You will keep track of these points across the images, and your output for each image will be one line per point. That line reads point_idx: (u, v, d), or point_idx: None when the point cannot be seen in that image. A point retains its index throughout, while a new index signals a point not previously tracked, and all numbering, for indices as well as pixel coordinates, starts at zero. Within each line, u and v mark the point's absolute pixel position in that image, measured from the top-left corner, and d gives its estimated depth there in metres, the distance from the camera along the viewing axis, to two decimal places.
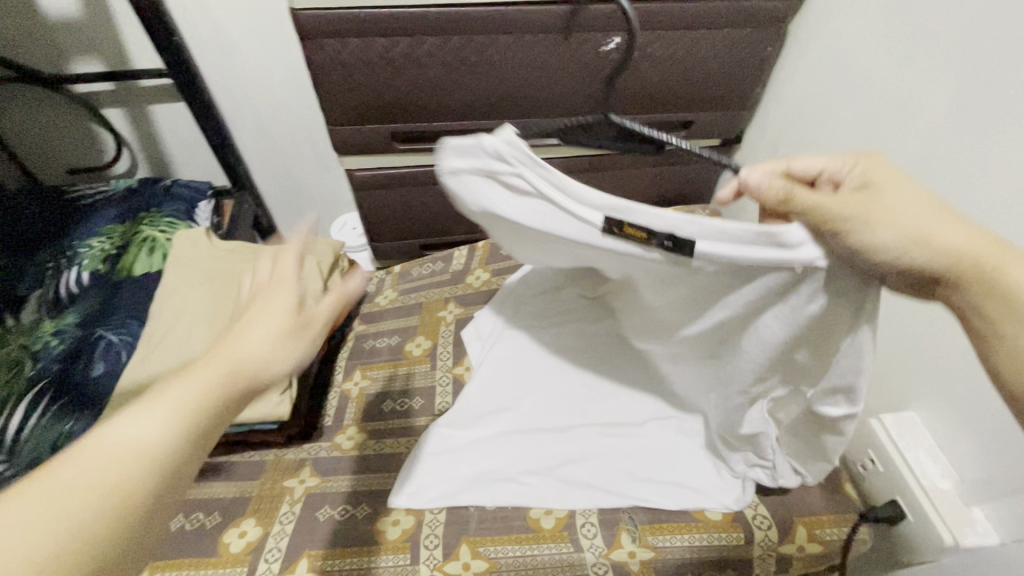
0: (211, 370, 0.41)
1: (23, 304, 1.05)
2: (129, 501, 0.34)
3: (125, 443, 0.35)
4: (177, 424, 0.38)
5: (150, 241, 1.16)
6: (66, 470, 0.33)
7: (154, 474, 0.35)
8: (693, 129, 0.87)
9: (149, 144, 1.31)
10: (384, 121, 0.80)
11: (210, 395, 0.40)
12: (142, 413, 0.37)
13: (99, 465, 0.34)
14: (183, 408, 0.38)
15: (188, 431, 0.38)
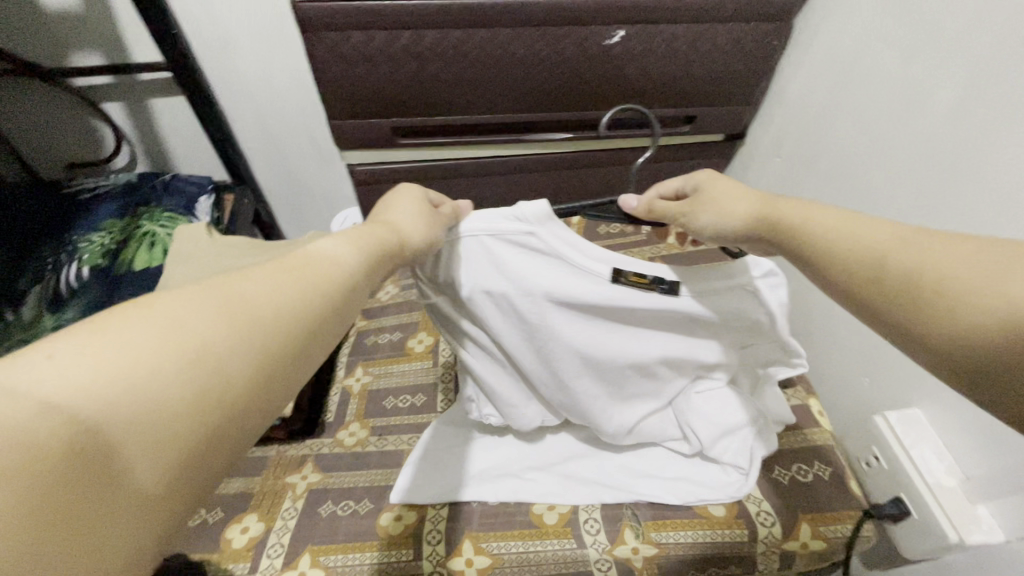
0: (385, 230, 0.42)
1: (23, 299, 1.05)
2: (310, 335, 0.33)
3: (281, 283, 0.33)
4: (328, 288, 0.35)
5: (150, 236, 1.16)
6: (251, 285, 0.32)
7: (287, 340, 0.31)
8: (696, 124, 0.86)
9: (149, 139, 1.30)
10: (386, 116, 0.79)
11: (346, 264, 0.37)
12: (286, 269, 0.34)
13: (269, 293, 0.32)
14: (329, 273, 0.35)
15: (329, 287, 0.35)
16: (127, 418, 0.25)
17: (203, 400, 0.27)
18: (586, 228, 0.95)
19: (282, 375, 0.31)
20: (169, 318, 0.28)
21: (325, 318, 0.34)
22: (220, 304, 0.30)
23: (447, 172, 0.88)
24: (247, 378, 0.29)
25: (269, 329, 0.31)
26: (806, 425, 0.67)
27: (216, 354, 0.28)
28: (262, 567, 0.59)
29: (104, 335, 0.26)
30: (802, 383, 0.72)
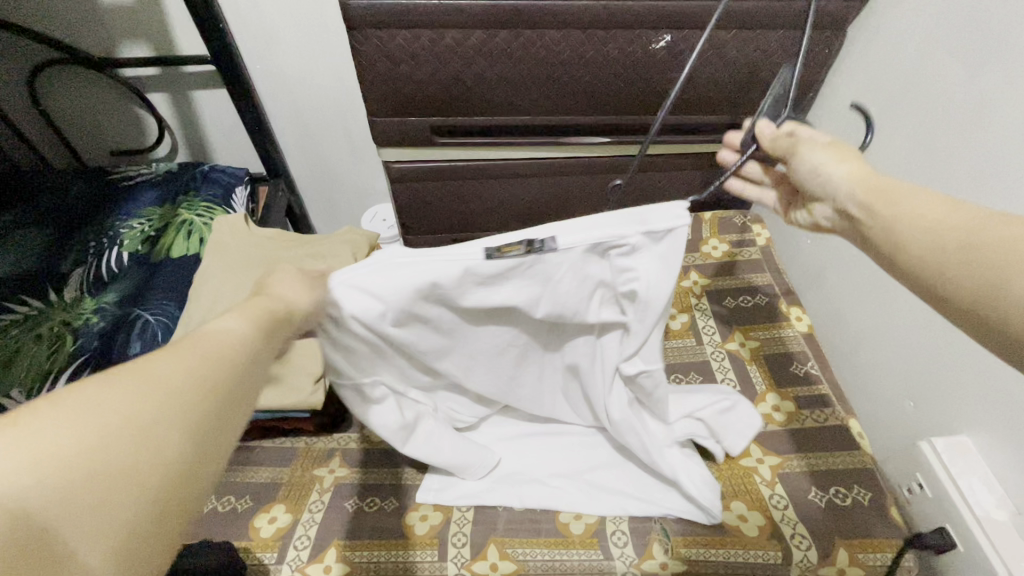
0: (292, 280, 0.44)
1: (65, 282, 1.08)
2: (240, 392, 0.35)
3: (196, 344, 0.34)
4: (248, 339, 0.37)
5: (187, 224, 1.18)
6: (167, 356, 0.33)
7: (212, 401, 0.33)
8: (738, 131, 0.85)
9: (190, 130, 1.33)
10: (426, 115, 0.79)
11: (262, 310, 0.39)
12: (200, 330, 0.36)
13: (187, 355, 0.33)
14: (251, 318, 0.38)
15: (248, 341, 0.37)
16: (57, 506, 0.26)
17: (131, 474, 0.28)
18: None
19: (217, 433, 0.33)
20: (80, 400, 0.29)
21: (248, 366, 0.36)
22: (144, 384, 0.31)
23: (483, 173, 0.88)
24: (177, 445, 0.30)
25: (192, 386, 0.32)
26: (844, 447, 0.65)
27: (136, 426, 0.29)
28: (288, 559, 0.60)
29: (24, 428, 0.27)
30: (841, 402, 0.69)
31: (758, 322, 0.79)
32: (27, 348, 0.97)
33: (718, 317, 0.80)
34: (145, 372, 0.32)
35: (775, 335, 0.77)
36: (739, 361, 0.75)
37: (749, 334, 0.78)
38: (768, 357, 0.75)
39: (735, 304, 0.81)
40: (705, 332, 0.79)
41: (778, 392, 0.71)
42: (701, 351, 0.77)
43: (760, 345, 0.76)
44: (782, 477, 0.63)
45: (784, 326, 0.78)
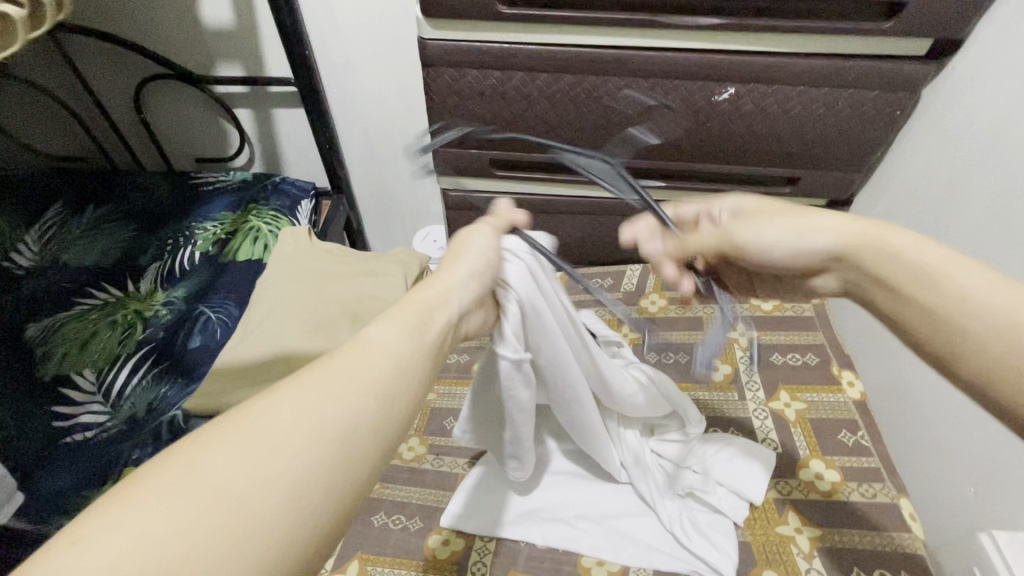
0: (414, 305, 0.44)
1: (142, 275, 1.18)
2: (341, 463, 0.33)
3: (294, 406, 0.33)
4: (352, 398, 0.35)
5: (254, 231, 1.26)
6: (272, 408, 0.33)
7: (300, 472, 0.31)
8: (798, 185, 0.83)
9: (267, 144, 1.44)
10: (487, 149, 0.83)
11: (365, 360, 0.38)
12: (299, 388, 0.35)
13: (286, 419, 0.33)
14: (358, 369, 0.37)
15: (351, 401, 0.35)
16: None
17: (229, 551, 0.27)
18: (666, 277, 0.94)
19: (320, 507, 0.31)
20: (186, 474, 0.29)
21: (351, 429, 0.34)
22: (246, 449, 0.31)
23: (535, 207, 0.91)
24: (278, 518, 0.29)
25: (291, 455, 0.31)
26: (891, 527, 0.61)
27: (239, 497, 0.29)
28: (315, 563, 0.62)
29: (136, 499, 0.28)
30: (891, 478, 0.65)
31: (806, 382, 0.76)
32: (102, 332, 1.05)
33: (763, 373, 0.78)
34: (249, 429, 0.32)
35: (824, 397, 0.74)
36: (782, 420, 0.72)
37: (797, 394, 0.75)
38: (814, 420, 0.72)
39: (781, 360, 0.79)
40: (748, 387, 0.77)
41: (822, 458, 0.68)
42: (743, 405, 0.75)
43: (805, 407, 0.73)
44: (820, 551, 0.60)
45: (834, 390, 0.74)
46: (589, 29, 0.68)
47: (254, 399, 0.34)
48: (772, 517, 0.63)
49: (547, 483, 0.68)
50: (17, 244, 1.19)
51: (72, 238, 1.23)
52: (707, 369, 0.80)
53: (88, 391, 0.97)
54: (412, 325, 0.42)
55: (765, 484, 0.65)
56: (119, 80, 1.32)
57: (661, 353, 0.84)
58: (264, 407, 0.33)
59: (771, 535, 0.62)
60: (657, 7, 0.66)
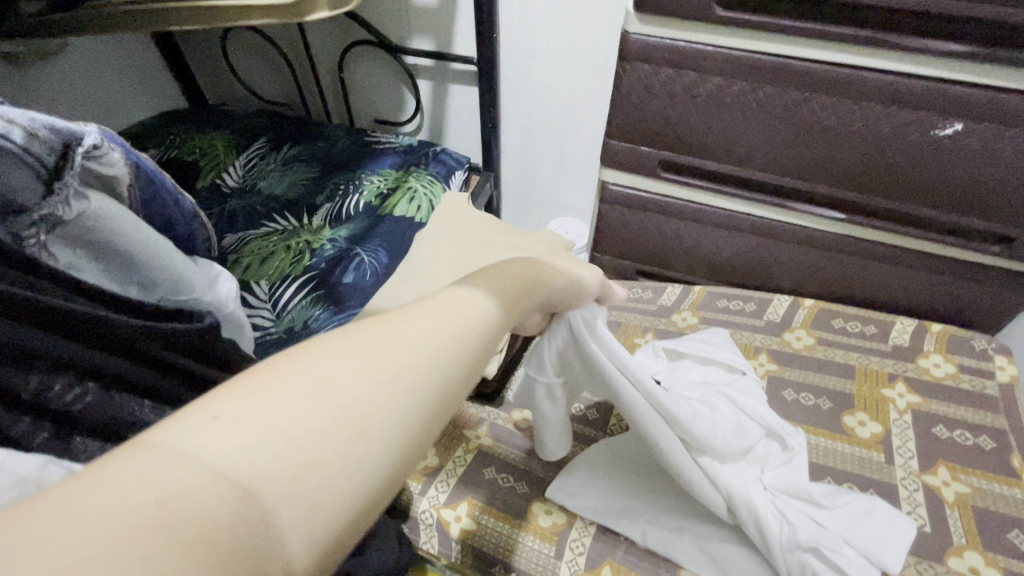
0: (508, 272, 0.42)
1: (316, 211, 1.35)
2: (446, 400, 0.30)
3: (407, 335, 0.30)
4: (457, 344, 0.32)
5: (412, 191, 1.38)
6: (391, 330, 0.30)
7: (418, 402, 0.28)
8: (1014, 247, 0.72)
9: (436, 115, 1.56)
10: (659, 148, 0.83)
11: (470, 312, 0.35)
12: (410, 319, 0.32)
13: (405, 346, 0.29)
14: (466, 312, 0.34)
15: (462, 350, 0.32)
16: (284, 483, 0.22)
17: (349, 462, 0.25)
18: (819, 315, 0.87)
19: (421, 442, 0.29)
20: (313, 376, 0.26)
21: (456, 372, 0.32)
22: (369, 363, 0.28)
23: (691, 215, 0.89)
24: (388, 446, 0.26)
25: (408, 382, 0.28)
26: None
27: (359, 415, 0.26)
28: (430, 493, 0.68)
29: (264, 391, 0.24)
30: None
31: (972, 465, 0.67)
32: (279, 253, 1.22)
33: (922, 442, 0.70)
34: (369, 347, 0.28)
35: (993, 487, 0.65)
36: (936, 498, 0.64)
37: (958, 474, 0.66)
38: (978, 508, 0.63)
39: (948, 435, 0.70)
40: (900, 452, 0.69)
41: (981, 552, 0.60)
42: (889, 470, 0.68)
43: (968, 492, 0.65)
44: None
45: (1009, 482, 0.65)
46: (807, 42, 0.65)
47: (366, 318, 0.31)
48: None
49: (657, 489, 0.67)
50: (228, 167, 1.43)
51: (268, 169, 1.44)
52: (851, 422, 0.74)
53: (261, 299, 1.13)
54: (507, 291, 0.39)
55: (902, 557, 0.58)
56: (329, 41, 1.51)
57: (798, 391, 0.79)
58: (382, 328, 0.30)
59: None
60: (893, 25, 0.61)
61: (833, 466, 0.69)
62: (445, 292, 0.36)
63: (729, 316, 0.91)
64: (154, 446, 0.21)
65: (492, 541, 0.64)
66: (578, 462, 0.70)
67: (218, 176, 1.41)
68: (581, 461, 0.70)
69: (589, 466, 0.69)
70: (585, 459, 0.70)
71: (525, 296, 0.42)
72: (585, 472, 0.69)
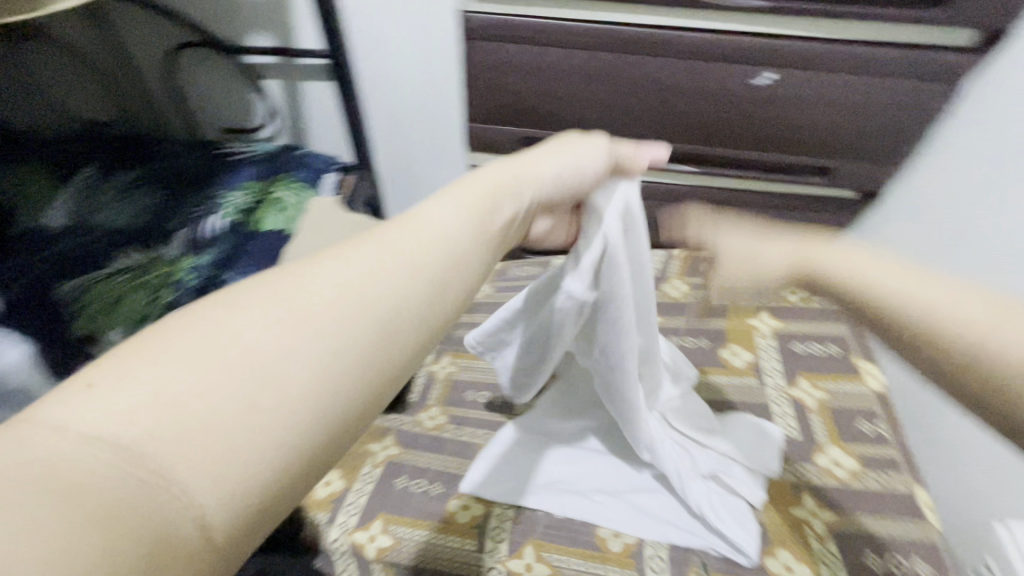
0: (485, 187, 0.45)
1: (170, 240, 1.20)
2: (380, 339, 0.32)
3: (325, 286, 0.32)
4: (374, 295, 0.33)
5: (280, 201, 1.28)
6: (315, 279, 0.32)
7: (337, 347, 0.30)
8: (832, 176, 0.83)
9: (293, 116, 1.45)
10: (518, 125, 0.83)
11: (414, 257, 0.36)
12: (323, 272, 0.33)
13: (309, 301, 0.31)
14: (406, 252, 0.36)
15: (395, 287, 0.34)
16: (179, 442, 0.24)
17: (263, 412, 0.26)
18: (690, 263, 0.94)
19: (353, 388, 0.30)
20: (226, 334, 0.28)
21: (386, 317, 0.32)
22: (282, 316, 0.29)
23: None
24: (305, 394, 0.28)
25: (316, 334, 0.29)
26: (907, 513, 0.62)
27: (271, 365, 0.28)
28: (338, 520, 0.64)
29: (170, 357, 0.26)
30: (908, 470, 0.66)
31: (825, 372, 0.76)
32: (130, 293, 1.07)
33: (785, 360, 0.78)
34: (289, 297, 0.30)
35: (843, 387, 0.74)
36: (802, 407, 0.73)
37: (815, 382, 0.75)
38: (834, 408, 0.72)
39: (804, 350, 0.79)
40: (769, 373, 0.77)
41: (840, 446, 0.68)
42: (762, 391, 0.75)
43: (825, 396, 0.74)
44: (836, 535, 0.60)
45: (854, 380, 0.75)
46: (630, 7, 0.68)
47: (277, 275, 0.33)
48: (787, 498, 0.64)
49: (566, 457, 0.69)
50: (50, 204, 1.22)
51: (104, 200, 1.24)
52: (727, 356, 0.81)
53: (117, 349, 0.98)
54: (474, 212, 0.42)
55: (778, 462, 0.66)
56: (150, 46, 1.33)
57: (681, 337, 0.85)
58: (307, 278, 0.32)
59: (785, 516, 0.62)
60: None
61: (718, 399, 0.75)
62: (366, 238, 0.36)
63: None
64: (39, 421, 0.24)
65: (411, 549, 0.61)
66: (491, 449, 0.69)
67: (37, 217, 1.19)
68: (492, 449, 0.69)
69: (501, 452, 0.69)
70: (495, 446, 0.70)
71: (496, 212, 0.44)
72: (496, 459, 0.69)
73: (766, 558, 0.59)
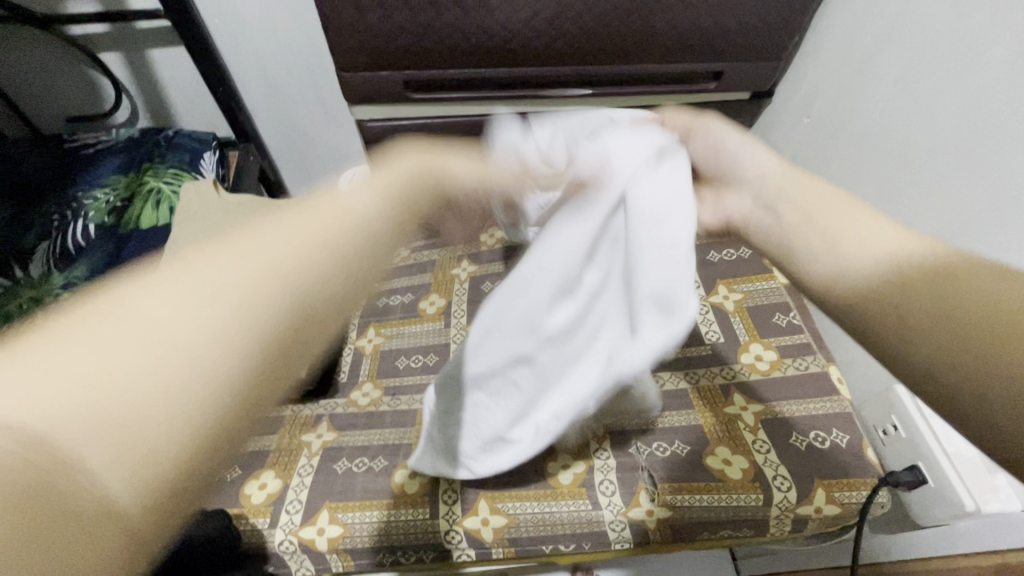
0: (401, 176, 0.41)
1: (30, 258, 1.03)
2: (301, 310, 0.30)
3: (232, 269, 0.29)
4: (308, 254, 0.32)
5: (155, 193, 1.13)
6: (220, 266, 0.29)
7: (241, 324, 0.27)
8: (723, 80, 0.83)
9: (148, 92, 1.26)
10: (398, 68, 0.76)
11: (339, 224, 0.34)
12: (252, 247, 0.31)
13: (232, 279, 0.29)
14: (331, 230, 0.34)
15: (307, 254, 0.32)
16: (94, 429, 0.23)
17: (176, 398, 0.25)
18: None
19: (265, 358, 0.28)
20: (120, 321, 0.26)
21: (312, 297, 0.31)
22: (189, 298, 0.27)
23: (460, 130, 0.87)
24: (212, 374, 0.26)
25: (244, 306, 0.28)
26: (824, 390, 0.66)
27: (171, 349, 0.25)
28: (281, 520, 0.61)
29: (67, 340, 0.25)
30: (822, 351, 0.70)
31: (740, 274, 0.79)
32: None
33: (703, 270, 0.80)
34: (193, 282, 0.28)
35: (759, 286, 0.77)
36: (722, 312, 0.75)
37: (732, 286, 0.78)
38: (750, 307, 0.75)
39: (718, 257, 0.81)
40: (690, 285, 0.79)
41: (760, 341, 0.72)
42: None
43: (742, 297, 0.77)
44: (765, 423, 0.64)
45: (767, 278, 0.78)
46: None
47: (192, 252, 0.30)
48: (720, 399, 0.66)
49: None
50: None
51: None
52: None
53: None
54: (397, 198, 0.39)
55: None
56: None
57: None
58: (213, 264, 0.30)
59: (720, 415, 0.65)
60: None
61: None
62: (297, 211, 0.35)
63: None
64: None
65: (364, 532, 0.60)
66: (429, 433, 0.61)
67: None
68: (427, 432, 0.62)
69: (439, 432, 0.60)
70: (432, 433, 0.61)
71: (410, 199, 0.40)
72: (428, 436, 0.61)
73: (706, 458, 0.61)
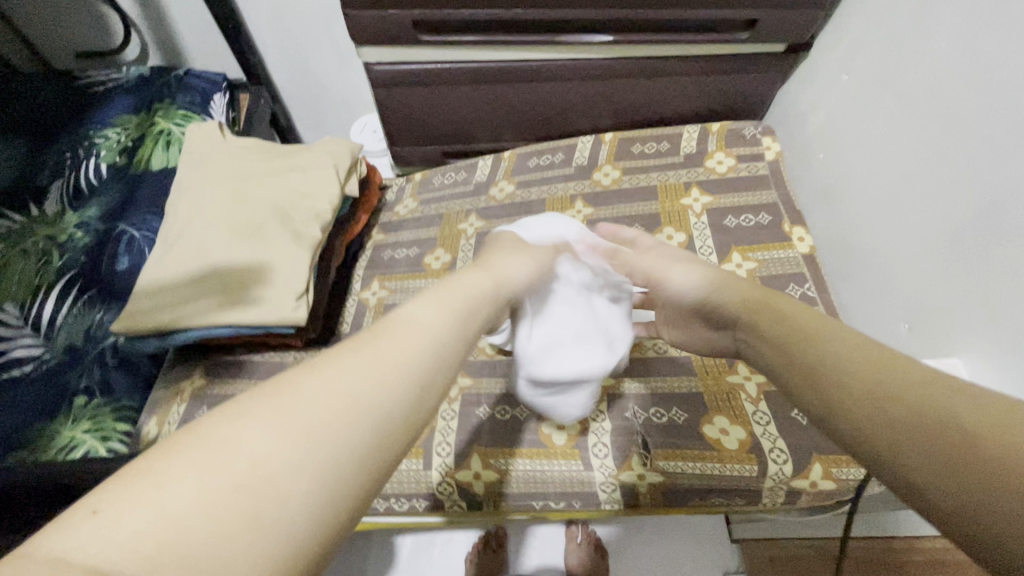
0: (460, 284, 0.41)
1: (45, 195, 1.03)
2: (387, 430, 0.28)
3: (333, 381, 0.28)
4: (392, 382, 0.30)
5: (166, 135, 1.12)
6: (310, 379, 0.28)
7: (321, 451, 0.25)
8: (756, 30, 0.77)
9: (157, 27, 1.22)
10: (408, 7, 0.72)
11: (418, 345, 0.33)
12: (345, 364, 0.30)
13: (320, 395, 0.28)
14: (404, 343, 0.33)
15: (392, 383, 0.30)
16: (175, 558, 0.21)
17: (255, 528, 0.23)
18: (620, 146, 0.89)
19: (351, 489, 0.26)
20: (214, 448, 0.24)
21: (392, 407, 0.29)
22: (284, 417, 0.26)
23: (473, 78, 0.83)
24: (305, 503, 0.24)
25: (323, 436, 0.26)
26: None
27: (263, 476, 0.24)
28: None
29: (168, 470, 0.23)
30: None
31: (756, 242, 0.76)
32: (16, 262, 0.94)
33: (717, 236, 0.77)
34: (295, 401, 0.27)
35: (774, 255, 0.74)
36: None
37: (747, 254, 0.75)
38: (763, 276, 0.73)
39: (734, 223, 0.78)
40: (702, 251, 0.76)
41: None
42: None
43: (756, 266, 0.74)
44: (767, 394, 0.62)
45: (784, 247, 0.75)
46: None
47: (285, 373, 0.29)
48: (722, 368, 0.65)
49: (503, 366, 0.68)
50: None
51: None
52: (661, 239, 0.79)
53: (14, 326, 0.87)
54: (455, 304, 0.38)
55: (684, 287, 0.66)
56: None
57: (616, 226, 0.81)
58: (308, 374, 0.29)
59: (722, 384, 0.63)
60: None
61: None
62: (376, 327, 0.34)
63: (542, 173, 0.89)
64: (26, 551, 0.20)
65: None
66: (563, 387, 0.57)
67: None
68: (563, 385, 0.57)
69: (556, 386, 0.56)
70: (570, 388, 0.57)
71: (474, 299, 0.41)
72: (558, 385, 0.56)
73: (703, 427, 0.60)
